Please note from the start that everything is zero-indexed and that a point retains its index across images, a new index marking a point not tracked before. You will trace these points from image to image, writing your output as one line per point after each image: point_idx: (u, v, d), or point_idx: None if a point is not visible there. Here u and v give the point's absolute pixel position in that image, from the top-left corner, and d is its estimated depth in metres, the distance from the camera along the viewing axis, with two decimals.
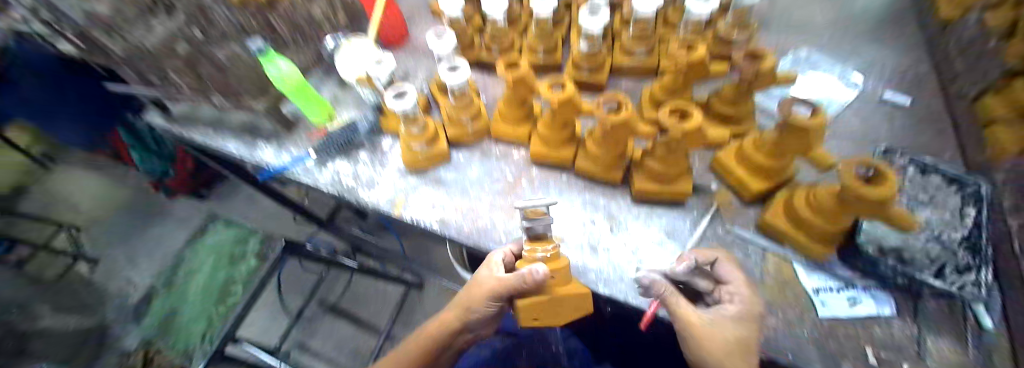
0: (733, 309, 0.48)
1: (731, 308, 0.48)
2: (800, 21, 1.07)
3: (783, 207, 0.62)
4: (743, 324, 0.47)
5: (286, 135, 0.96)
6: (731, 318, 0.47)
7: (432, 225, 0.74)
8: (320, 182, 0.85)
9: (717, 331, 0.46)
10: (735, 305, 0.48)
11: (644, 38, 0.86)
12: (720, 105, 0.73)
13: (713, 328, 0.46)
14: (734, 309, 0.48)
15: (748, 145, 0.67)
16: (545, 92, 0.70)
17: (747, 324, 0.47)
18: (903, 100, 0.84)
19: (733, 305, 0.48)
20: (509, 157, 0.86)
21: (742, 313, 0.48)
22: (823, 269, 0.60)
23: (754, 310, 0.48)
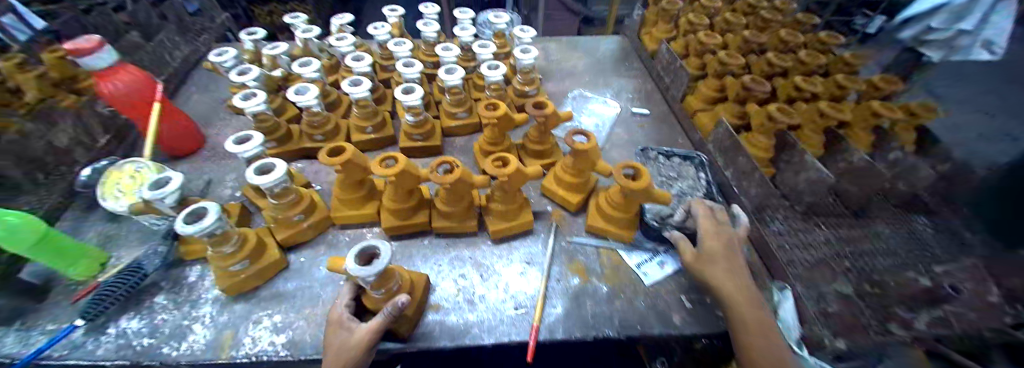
0: (710, 254, 0.59)
1: (710, 253, 0.59)
2: (573, 64, 1.39)
3: (597, 209, 0.77)
4: (725, 258, 0.59)
5: (30, 312, 0.72)
6: (718, 260, 0.58)
7: (277, 351, 0.62)
8: (98, 354, 0.64)
9: (721, 282, 0.56)
10: (707, 252, 0.59)
11: (460, 103, 1.00)
12: (531, 145, 0.88)
13: (718, 280, 0.57)
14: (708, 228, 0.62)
15: (559, 170, 0.81)
16: (378, 169, 0.71)
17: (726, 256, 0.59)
18: (645, 111, 1.13)
19: (710, 251, 0.59)
20: (361, 239, 0.82)
21: (719, 251, 0.59)
22: (637, 248, 0.74)
23: (722, 244, 0.60)
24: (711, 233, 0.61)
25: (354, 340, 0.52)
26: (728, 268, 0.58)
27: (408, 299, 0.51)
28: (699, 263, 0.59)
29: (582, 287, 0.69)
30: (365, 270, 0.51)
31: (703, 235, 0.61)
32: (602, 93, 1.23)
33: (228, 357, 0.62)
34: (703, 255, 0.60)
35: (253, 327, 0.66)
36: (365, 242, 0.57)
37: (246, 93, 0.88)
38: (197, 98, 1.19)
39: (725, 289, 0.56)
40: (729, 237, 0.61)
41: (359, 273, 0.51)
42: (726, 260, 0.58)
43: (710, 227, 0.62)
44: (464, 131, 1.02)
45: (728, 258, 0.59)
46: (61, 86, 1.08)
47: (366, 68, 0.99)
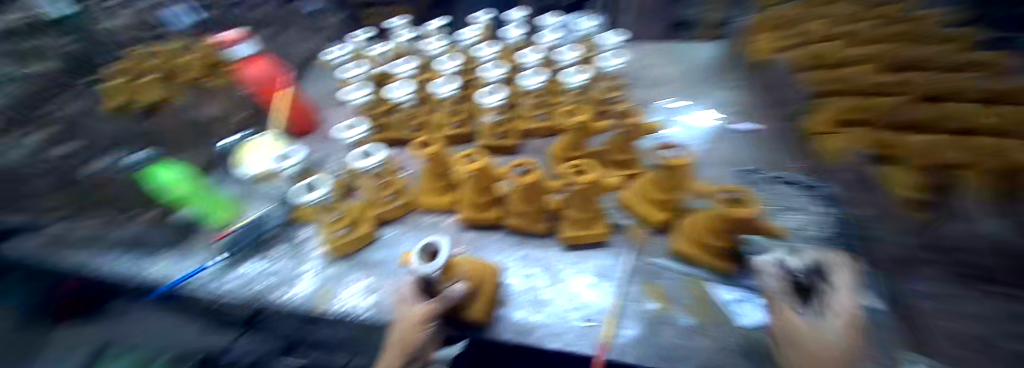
0: (835, 342, 0.36)
1: (835, 342, 0.36)
2: (663, 75, 1.31)
3: (682, 231, 0.72)
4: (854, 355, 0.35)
5: (185, 246, 0.91)
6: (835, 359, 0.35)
7: (363, 313, 0.68)
8: (227, 288, 0.78)
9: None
10: (845, 334, 0.36)
11: (541, 107, 1.02)
12: (614, 154, 0.86)
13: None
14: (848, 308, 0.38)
15: (643, 185, 0.78)
16: (464, 165, 0.76)
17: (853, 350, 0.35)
18: (750, 126, 1.04)
19: (828, 339, 0.37)
20: (439, 225, 0.87)
21: (843, 343, 0.36)
22: (733, 282, 0.65)
23: (859, 349, 0.36)
24: (851, 314, 0.38)
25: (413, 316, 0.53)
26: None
27: (462, 286, 0.58)
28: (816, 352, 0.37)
29: (663, 314, 0.62)
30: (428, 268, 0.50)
31: (833, 318, 0.38)
32: (697, 105, 1.17)
33: (320, 310, 0.70)
34: (828, 340, 0.37)
35: (347, 287, 0.74)
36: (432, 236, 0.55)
37: (357, 86, 1.00)
38: (317, 87, 1.39)
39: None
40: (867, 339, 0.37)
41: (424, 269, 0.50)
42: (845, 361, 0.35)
43: (852, 304, 0.39)
44: (543, 133, 1.03)
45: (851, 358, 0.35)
46: (219, 69, 1.32)
47: (455, 68, 1.06)
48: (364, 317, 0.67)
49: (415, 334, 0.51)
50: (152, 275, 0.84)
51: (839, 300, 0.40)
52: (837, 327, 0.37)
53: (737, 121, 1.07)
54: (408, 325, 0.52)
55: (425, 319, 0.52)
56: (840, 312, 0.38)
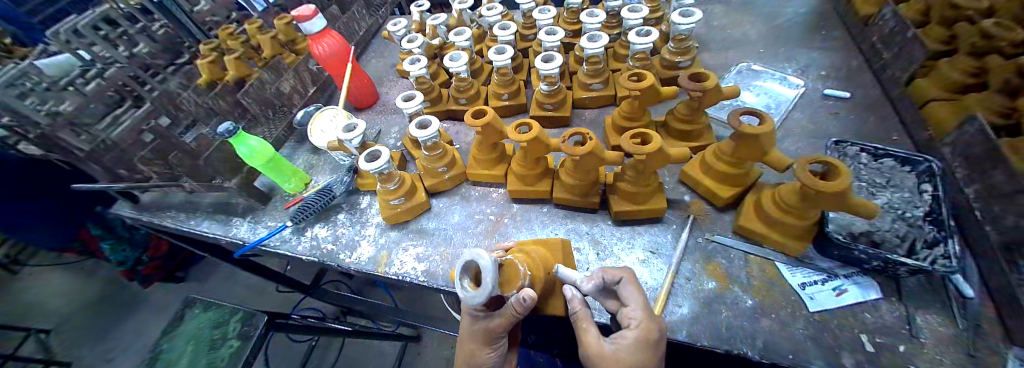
0: (631, 355, 0.45)
1: (629, 357, 0.45)
2: (739, 37, 1.17)
3: (753, 208, 0.67)
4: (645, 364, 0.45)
5: (263, 210, 1.02)
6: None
7: (419, 278, 0.76)
8: (299, 249, 0.88)
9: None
10: (633, 350, 0.45)
11: (597, 74, 0.95)
12: (677, 123, 0.79)
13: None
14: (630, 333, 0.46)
15: (710, 157, 0.71)
16: (513, 135, 0.72)
17: (649, 359, 0.45)
18: (844, 93, 0.92)
19: (628, 352, 0.45)
20: (488, 197, 0.89)
21: (639, 353, 0.45)
22: (804, 265, 0.64)
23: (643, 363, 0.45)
24: (642, 328, 0.47)
25: (474, 332, 0.54)
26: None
27: (532, 295, 0.47)
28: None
29: (720, 293, 0.62)
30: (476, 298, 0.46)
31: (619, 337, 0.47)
32: (780, 68, 1.02)
33: (382, 272, 0.79)
34: (627, 355, 0.45)
35: (403, 253, 0.82)
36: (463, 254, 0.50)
37: (412, 59, 1.01)
38: (373, 61, 1.43)
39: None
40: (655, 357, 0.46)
41: (470, 298, 0.47)
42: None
43: (645, 320, 0.47)
44: (598, 104, 0.99)
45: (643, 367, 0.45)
46: (287, 46, 1.41)
47: (510, 36, 1.04)
48: (418, 282, 0.75)
49: (483, 354, 0.54)
50: (241, 236, 0.98)
51: (635, 318, 0.47)
52: (633, 345, 0.46)
53: (825, 87, 0.95)
54: (474, 347, 0.54)
55: (489, 340, 0.54)
56: (639, 329, 0.46)
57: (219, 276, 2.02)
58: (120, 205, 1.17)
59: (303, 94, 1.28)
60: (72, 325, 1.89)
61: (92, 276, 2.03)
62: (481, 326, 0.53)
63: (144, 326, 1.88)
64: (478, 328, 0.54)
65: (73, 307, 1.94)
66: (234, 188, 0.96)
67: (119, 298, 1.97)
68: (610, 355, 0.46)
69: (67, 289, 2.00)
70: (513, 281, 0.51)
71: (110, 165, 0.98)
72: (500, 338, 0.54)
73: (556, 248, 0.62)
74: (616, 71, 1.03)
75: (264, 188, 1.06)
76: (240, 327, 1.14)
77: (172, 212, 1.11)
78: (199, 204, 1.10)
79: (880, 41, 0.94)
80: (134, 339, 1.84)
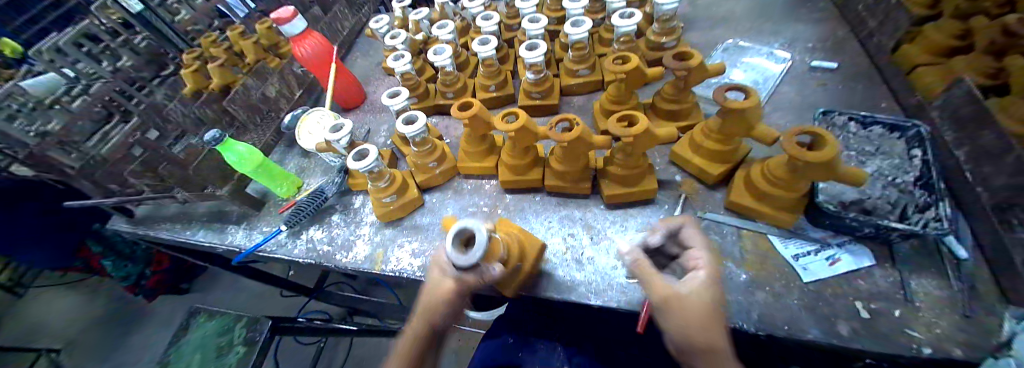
0: (704, 289, 0.45)
1: (704, 288, 0.45)
2: (725, 13, 1.16)
3: (744, 184, 0.67)
4: (714, 297, 0.45)
5: (257, 217, 1.02)
6: (705, 299, 0.45)
7: (416, 274, 0.76)
8: (296, 253, 0.88)
9: (700, 319, 0.43)
10: (704, 286, 0.45)
11: (583, 59, 0.95)
12: (664, 103, 0.79)
13: (695, 323, 0.42)
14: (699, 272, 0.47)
15: (699, 135, 0.71)
16: (500, 125, 0.72)
17: (717, 294, 0.46)
18: (832, 64, 0.91)
19: (702, 284, 0.46)
20: (481, 189, 0.89)
21: (711, 285, 0.46)
22: (796, 237, 0.64)
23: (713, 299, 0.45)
24: (708, 267, 0.48)
25: (441, 287, 0.54)
26: (715, 311, 0.44)
27: (501, 270, 0.52)
28: (694, 298, 0.44)
29: (714, 269, 0.63)
30: (466, 260, 0.48)
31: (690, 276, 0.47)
32: (767, 42, 1.02)
33: (380, 270, 0.79)
34: (699, 288, 0.46)
35: (399, 250, 0.82)
36: (459, 223, 0.52)
37: (396, 55, 1.00)
38: (358, 60, 1.42)
39: (711, 332, 0.42)
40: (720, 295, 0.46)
41: (461, 260, 0.48)
42: (710, 301, 0.45)
43: (711, 262, 0.49)
44: (586, 89, 0.98)
45: (714, 299, 0.45)
46: (271, 51, 1.39)
47: (494, 26, 1.03)
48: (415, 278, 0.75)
49: (444, 304, 0.53)
50: (238, 243, 0.98)
51: (700, 259, 0.50)
52: (703, 278, 0.47)
53: (813, 59, 0.94)
54: (441, 296, 0.53)
55: (456, 297, 0.54)
56: (706, 265, 0.48)
57: (221, 285, 2.03)
58: (114, 220, 1.16)
59: (289, 99, 1.27)
60: (79, 343, 1.90)
61: (94, 293, 2.04)
62: (451, 279, 0.53)
63: (151, 339, 1.89)
64: (448, 285, 0.54)
65: (79, 324, 1.95)
66: (226, 195, 0.96)
67: (122, 314, 1.97)
68: (684, 287, 0.45)
69: (71, 308, 2.01)
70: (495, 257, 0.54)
71: (100, 181, 0.98)
72: (463, 298, 0.55)
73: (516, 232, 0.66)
74: (602, 56, 1.02)
75: (258, 194, 1.07)
76: (245, 334, 1.15)
77: (167, 224, 1.11)
78: (193, 214, 1.09)
79: (866, 10, 0.94)
80: (142, 352, 1.86)
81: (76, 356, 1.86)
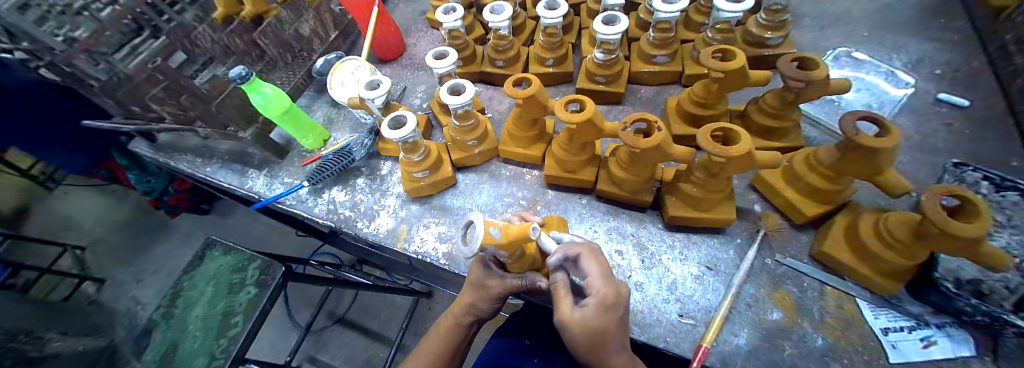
0: (594, 324, 0.42)
1: (596, 325, 0.42)
2: (838, 10, 0.96)
3: (844, 234, 0.56)
4: (607, 329, 0.43)
5: (280, 165, 0.97)
6: (596, 331, 0.42)
7: (439, 261, 0.70)
8: (315, 211, 0.83)
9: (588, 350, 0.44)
10: (593, 322, 0.42)
11: (665, 44, 0.81)
12: (759, 116, 0.66)
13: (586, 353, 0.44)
14: (586, 310, 0.43)
15: (798, 164, 0.60)
16: (562, 113, 0.61)
17: (608, 325, 0.43)
18: (965, 101, 0.74)
19: (592, 319, 0.43)
20: (521, 179, 0.80)
21: (600, 318, 0.42)
22: (890, 306, 0.54)
23: (604, 331, 0.43)
24: (604, 300, 0.43)
25: (488, 286, 0.59)
26: (602, 343, 0.43)
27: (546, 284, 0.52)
28: (583, 335, 0.43)
29: (786, 326, 0.54)
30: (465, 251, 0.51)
31: (586, 312, 0.43)
32: (886, 58, 0.84)
33: (401, 249, 0.73)
34: (592, 327, 0.43)
35: (423, 230, 0.75)
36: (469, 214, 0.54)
37: (447, 7, 0.88)
38: (402, 5, 1.28)
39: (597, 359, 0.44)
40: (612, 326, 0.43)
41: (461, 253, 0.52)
42: (602, 332, 0.42)
43: (605, 291, 0.43)
44: (657, 82, 0.85)
45: (606, 329, 0.43)
46: None
47: None
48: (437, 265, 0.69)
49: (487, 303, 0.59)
50: (257, 190, 0.93)
51: (595, 288, 0.44)
52: (593, 310, 0.43)
53: (941, 89, 0.77)
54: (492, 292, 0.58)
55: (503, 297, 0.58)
56: (598, 296, 0.43)
57: (241, 215, 2.06)
58: (136, 141, 1.13)
59: (323, 39, 1.16)
60: (106, 246, 1.98)
61: (120, 200, 2.10)
62: (497, 279, 0.58)
63: (168, 255, 1.96)
64: (492, 282, 0.58)
65: (106, 229, 2.03)
66: (249, 139, 0.90)
67: (143, 225, 2.03)
68: (572, 325, 0.44)
69: (99, 212, 2.08)
70: (505, 248, 0.52)
71: (121, 101, 0.92)
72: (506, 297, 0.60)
73: (555, 224, 0.63)
74: (686, 43, 0.87)
75: (282, 140, 1.01)
76: (257, 275, 1.14)
77: (187, 156, 1.07)
78: (213, 151, 1.05)
79: (1015, 42, 0.75)
80: (162, 265, 1.93)
81: (100, 257, 1.95)
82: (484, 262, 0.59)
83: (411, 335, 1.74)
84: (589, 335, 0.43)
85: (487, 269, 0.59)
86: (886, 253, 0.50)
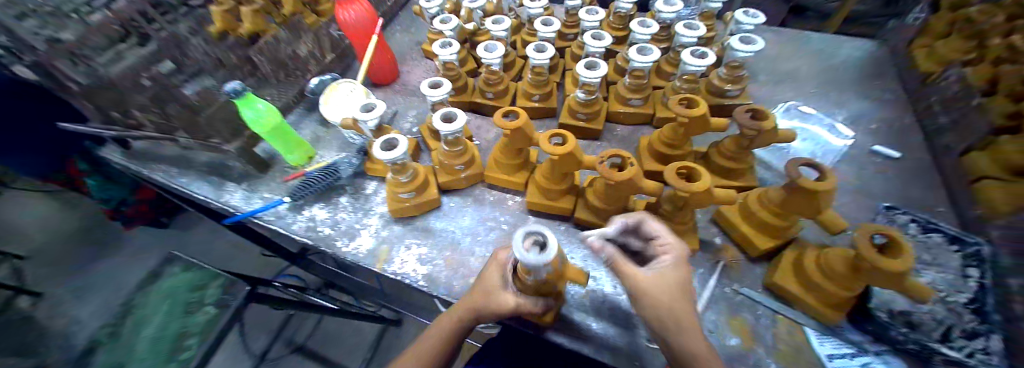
0: (673, 276, 0.46)
1: (672, 277, 0.46)
2: (787, 70, 1.10)
3: (792, 267, 0.62)
4: (683, 280, 0.46)
5: (260, 179, 0.96)
6: (673, 286, 0.45)
7: (419, 282, 0.71)
8: (294, 228, 0.82)
9: (671, 302, 0.44)
10: (670, 273, 0.46)
11: (639, 89, 0.89)
12: (719, 158, 0.74)
13: (667, 304, 0.43)
14: (665, 260, 0.47)
15: (751, 202, 0.67)
16: (545, 145, 0.66)
17: (684, 278, 0.47)
18: (893, 153, 0.86)
19: (668, 273, 0.46)
20: (504, 204, 0.83)
21: (674, 271, 0.46)
22: (834, 335, 0.59)
23: (682, 280, 0.46)
24: (675, 255, 0.48)
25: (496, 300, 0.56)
26: (683, 294, 0.45)
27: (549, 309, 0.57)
28: (665, 285, 0.45)
29: (743, 352, 0.58)
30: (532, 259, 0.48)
31: (662, 263, 0.47)
32: (827, 113, 0.96)
33: (381, 268, 0.74)
34: (670, 278, 0.46)
35: (405, 250, 0.76)
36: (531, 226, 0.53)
37: (443, 41, 0.94)
38: (398, 35, 1.35)
39: (680, 313, 0.43)
40: (687, 280, 0.47)
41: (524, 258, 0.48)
42: (679, 286, 0.45)
43: (677, 247, 0.49)
44: (632, 122, 0.94)
45: (683, 283, 0.46)
46: (309, 6, 1.31)
47: (552, 34, 0.96)
48: (417, 286, 0.70)
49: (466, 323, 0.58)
50: (233, 203, 0.91)
51: (667, 246, 0.50)
52: (666, 265, 0.47)
53: (874, 143, 0.89)
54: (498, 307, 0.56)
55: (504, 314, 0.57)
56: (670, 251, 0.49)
57: (206, 229, 1.96)
58: (108, 147, 1.09)
59: (319, 61, 1.20)
60: (48, 257, 1.82)
61: (71, 207, 1.96)
62: (510, 296, 0.56)
63: (116, 268, 1.81)
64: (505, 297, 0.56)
65: (53, 238, 1.88)
66: (233, 151, 0.90)
67: (93, 235, 1.89)
68: (653, 278, 0.45)
69: (48, 219, 1.94)
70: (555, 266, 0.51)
71: (102, 106, 0.90)
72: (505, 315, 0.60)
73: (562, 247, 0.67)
74: (657, 89, 0.97)
75: (265, 155, 1.01)
76: (220, 294, 1.08)
77: (161, 165, 1.04)
78: (191, 162, 1.03)
79: (939, 102, 0.89)
80: (108, 280, 1.78)
81: (37, 267, 1.79)
82: (507, 266, 0.58)
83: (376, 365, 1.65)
84: (671, 283, 0.45)
85: (502, 278, 0.58)
86: (828, 285, 0.56)
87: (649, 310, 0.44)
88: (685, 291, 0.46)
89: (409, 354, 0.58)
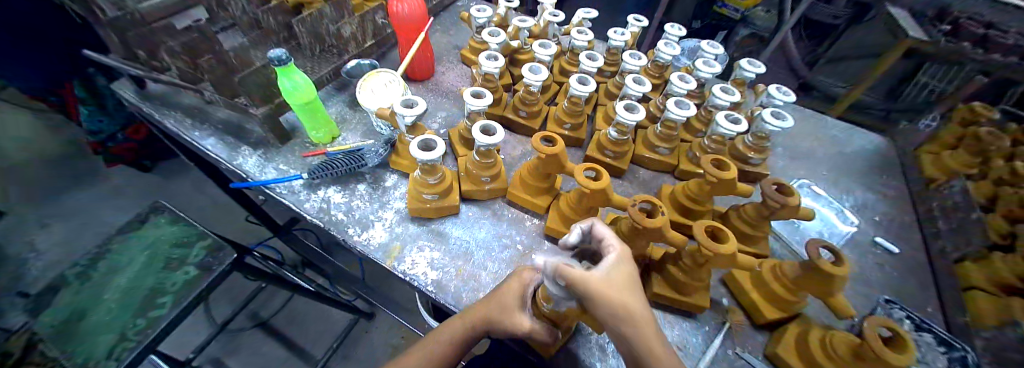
0: (618, 278, 0.44)
1: (617, 278, 0.44)
2: (803, 148, 1.16)
3: (794, 341, 0.64)
4: (630, 280, 0.45)
5: (278, 150, 0.94)
6: (620, 284, 0.44)
7: (427, 286, 0.70)
8: (307, 206, 0.81)
9: (617, 295, 0.42)
10: (617, 274, 0.44)
11: (669, 139, 0.92)
12: (738, 222, 0.76)
13: (621, 306, 0.42)
14: (614, 262, 0.46)
15: (766, 272, 0.68)
16: (580, 177, 0.68)
17: (630, 275, 0.45)
18: (893, 248, 0.90)
19: (617, 270, 0.45)
20: (521, 223, 0.84)
21: (621, 269, 0.45)
22: None
23: (626, 277, 0.45)
24: (619, 253, 0.48)
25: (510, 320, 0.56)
26: (631, 291, 0.44)
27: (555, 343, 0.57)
28: (613, 286, 0.43)
29: None
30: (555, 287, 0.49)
31: (607, 262, 0.45)
32: (835, 197, 1.01)
33: (391, 266, 0.73)
34: (613, 278, 0.44)
35: (417, 251, 0.76)
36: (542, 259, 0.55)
37: (489, 54, 0.96)
38: (438, 34, 1.36)
39: (634, 310, 0.42)
40: (632, 277, 0.45)
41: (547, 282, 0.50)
42: (626, 285, 0.44)
43: (621, 248, 0.49)
44: (655, 169, 0.96)
45: (630, 280, 0.45)
46: None
47: (594, 69, 0.99)
48: (425, 290, 0.69)
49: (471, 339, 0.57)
50: (246, 167, 0.89)
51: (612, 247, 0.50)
52: (614, 265, 0.45)
53: (876, 234, 0.93)
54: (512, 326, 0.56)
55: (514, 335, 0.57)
56: (617, 250, 0.48)
57: (190, 182, 1.87)
58: (121, 82, 1.05)
59: (359, 43, 1.20)
60: (17, 178, 1.72)
61: (53, 131, 1.87)
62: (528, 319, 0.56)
63: (84, 205, 1.70)
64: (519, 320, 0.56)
65: (28, 159, 1.78)
66: (258, 116, 0.88)
67: (71, 165, 1.79)
68: (605, 281, 0.43)
69: (21, 138, 1.82)
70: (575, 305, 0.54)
71: (128, 41, 0.87)
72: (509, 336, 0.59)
73: None
74: (683, 142, 1.00)
75: (289, 127, 1.00)
76: (202, 256, 1.03)
77: (173, 113, 1.00)
78: (210, 116, 1.00)
79: (939, 208, 0.96)
80: (72, 215, 1.67)
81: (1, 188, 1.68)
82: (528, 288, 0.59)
83: (337, 359, 1.58)
84: (621, 281, 0.44)
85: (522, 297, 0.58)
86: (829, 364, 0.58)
87: (600, 307, 0.43)
88: (633, 294, 0.44)
89: (413, 352, 0.55)
